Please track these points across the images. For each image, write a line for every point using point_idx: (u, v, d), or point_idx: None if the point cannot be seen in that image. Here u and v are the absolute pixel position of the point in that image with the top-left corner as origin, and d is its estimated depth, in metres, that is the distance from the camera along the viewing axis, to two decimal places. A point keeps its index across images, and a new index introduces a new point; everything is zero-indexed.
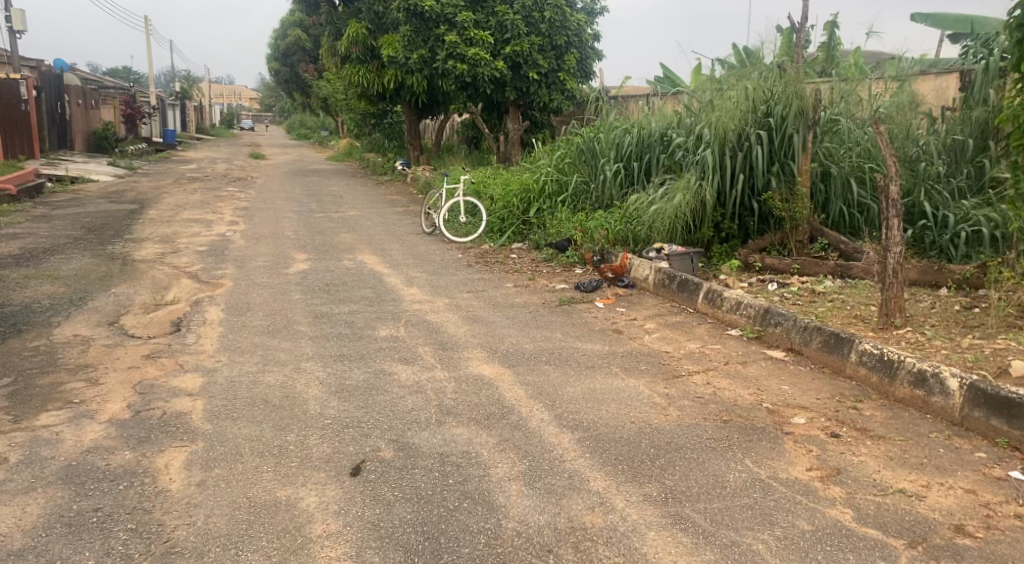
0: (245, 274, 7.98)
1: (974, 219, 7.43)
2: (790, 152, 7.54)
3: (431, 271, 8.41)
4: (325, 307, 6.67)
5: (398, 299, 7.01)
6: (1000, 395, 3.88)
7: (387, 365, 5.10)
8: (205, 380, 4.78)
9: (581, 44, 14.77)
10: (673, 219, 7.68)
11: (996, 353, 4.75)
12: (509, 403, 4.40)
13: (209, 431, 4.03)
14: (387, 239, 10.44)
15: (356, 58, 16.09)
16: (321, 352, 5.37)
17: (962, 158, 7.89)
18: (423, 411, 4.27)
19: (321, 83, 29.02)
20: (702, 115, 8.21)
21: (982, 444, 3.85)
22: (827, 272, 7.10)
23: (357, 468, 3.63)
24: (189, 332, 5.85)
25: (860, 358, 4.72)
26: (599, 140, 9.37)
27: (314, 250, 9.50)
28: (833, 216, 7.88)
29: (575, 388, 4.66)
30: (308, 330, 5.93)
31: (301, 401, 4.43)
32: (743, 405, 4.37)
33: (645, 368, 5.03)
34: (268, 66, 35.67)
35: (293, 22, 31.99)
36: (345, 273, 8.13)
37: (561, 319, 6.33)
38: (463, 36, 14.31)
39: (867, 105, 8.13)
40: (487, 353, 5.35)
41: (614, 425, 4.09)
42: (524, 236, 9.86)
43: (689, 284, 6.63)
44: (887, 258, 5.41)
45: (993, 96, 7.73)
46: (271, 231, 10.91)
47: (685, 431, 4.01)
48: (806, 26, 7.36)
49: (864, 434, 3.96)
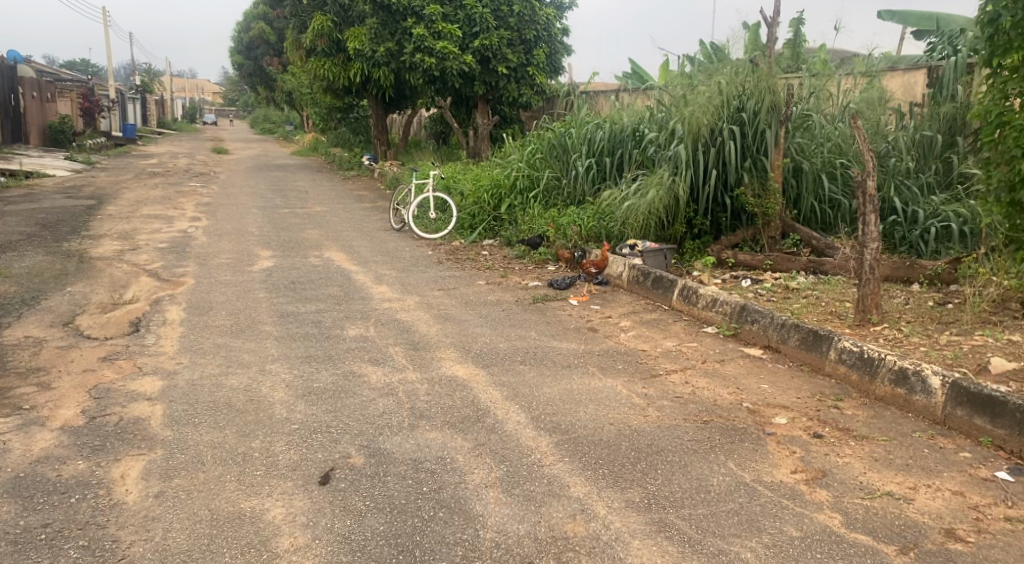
0: (208, 272, 7.74)
1: (943, 215, 7.45)
2: (762, 148, 7.48)
3: (401, 268, 8.22)
4: (292, 306, 6.47)
5: (367, 297, 6.83)
6: (983, 393, 3.82)
7: (357, 366, 4.93)
8: (165, 383, 4.56)
9: (550, 39, 14.78)
10: (647, 215, 7.58)
11: (973, 350, 4.71)
12: (484, 405, 4.26)
13: (169, 438, 3.83)
14: (355, 236, 10.22)
15: (322, 51, 15.79)
16: (287, 353, 5.18)
17: (930, 154, 7.91)
18: (395, 415, 4.11)
19: (286, 77, 28.55)
20: (674, 110, 8.14)
21: (966, 443, 3.78)
22: (800, 268, 7.07)
23: (326, 476, 3.46)
24: (148, 332, 5.62)
25: (839, 355, 4.64)
26: (571, 136, 9.26)
27: (279, 247, 9.26)
28: (804, 212, 7.82)
29: (552, 388, 4.54)
30: (274, 330, 5.73)
31: (266, 406, 4.24)
32: (723, 405, 4.27)
33: (622, 367, 4.92)
34: (232, 59, 35.07)
35: (256, 14, 31.45)
36: (311, 271, 7.92)
37: (535, 317, 6.19)
38: (431, 29, 14.10)
39: (838, 101, 8.11)
40: (460, 353, 5.20)
41: (593, 427, 3.96)
42: (495, 232, 9.71)
43: (664, 280, 6.53)
44: (864, 254, 5.37)
45: (962, 92, 7.79)
46: (235, 227, 10.64)
47: (665, 433, 3.90)
48: (778, 21, 7.31)
49: (848, 434, 3.88)
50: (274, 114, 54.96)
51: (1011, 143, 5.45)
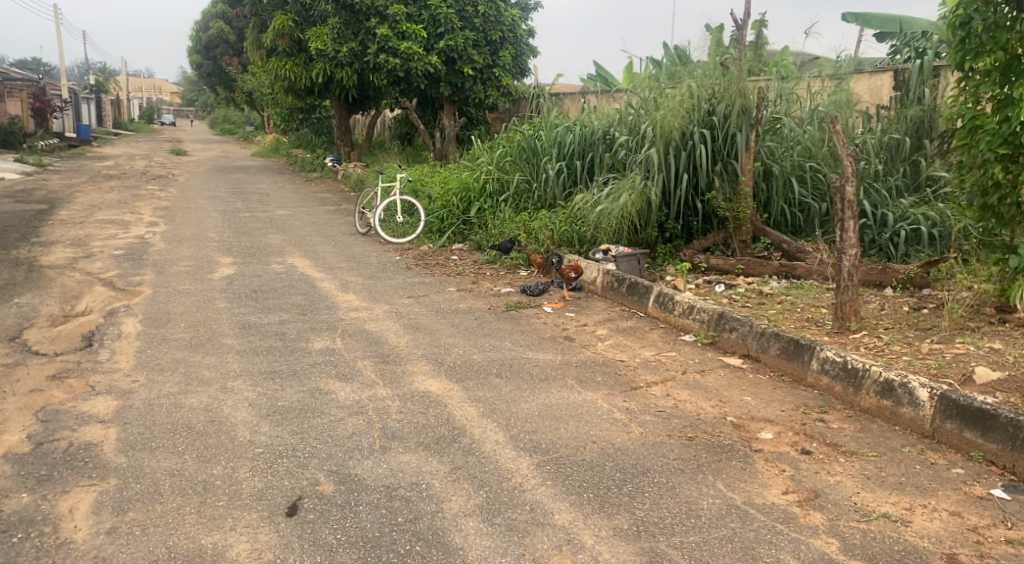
0: (166, 280, 7.43)
1: (912, 218, 7.39)
2: (733, 151, 7.37)
3: (368, 274, 7.98)
4: (254, 317, 6.20)
5: (333, 307, 6.59)
6: (973, 406, 3.72)
7: (324, 382, 4.70)
8: (119, 404, 4.29)
9: (515, 40, 14.62)
10: (619, 219, 7.43)
11: (956, 359, 4.63)
12: (459, 423, 4.07)
13: (122, 464, 3.57)
14: (319, 240, 9.93)
15: (282, 51, 15.44)
16: (250, 369, 4.93)
17: (897, 156, 7.87)
18: (365, 436, 3.90)
19: (246, 76, 28.01)
20: (646, 113, 8.02)
21: (956, 459, 3.68)
22: (772, 272, 6.98)
23: (293, 507, 3.25)
24: (102, 347, 5.33)
25: (821, 366, 4.53)
26: (541, 138, 9.10)
27: (240, 253, 8.95)
28: (775, 216, 7.71)
29: (530, 403, 4.35)
30: (236, 343, 5.47)
31: (228, 427, 4.01)
32: (706, 419, 4.13)
33: (601, 380, 4.75)
34: (190, 58, 34.34)
35: (213, 13, 30.80)
36: (274, 278, 7.64)
37: (508, 326, 6.01)
38: (396, 30, 13.83)
39: (808, 104, 8.03)
40: (432, 366, 4.99)
41: (575, 446, 3.79)
42: (464, 236, 9.52)
43: (639, 287, 6.39)
44: (842, 261, 5.26)
45: (929, 95, 7.79)
46: (194, 232, 10.29)
47: (650, 451, 3.75)
48: (748, 23, 7.22)
49: (836, 450, 3.77)
50: (234, 114, 54.01)
51: (984, 147, 5.39)
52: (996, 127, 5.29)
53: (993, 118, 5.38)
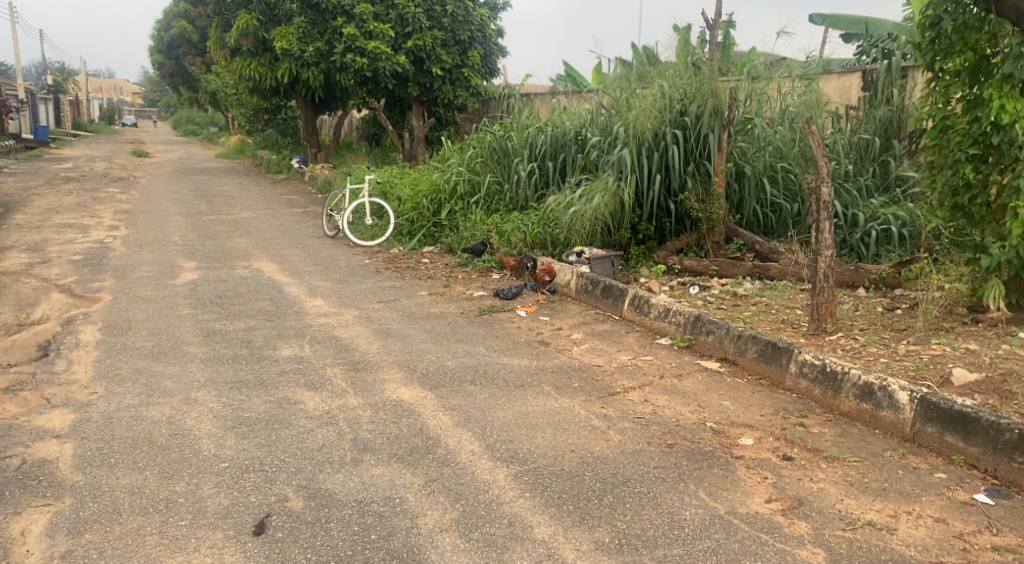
0: (127, 286, 7.19)
1: (883, 218, 7.39)
2: (705, 152, 7.32)
3: (337, 278, 7.82)
4: (218, 324, 6.02)
5: (301, 313, 6.41)
6: (953, 409, 3.68)
7: (292, 391, 4.55)
8: (76, 417, 4.10)
9: (484, 40, 14.51)
10: (593, 221, 7.35)
11: (934, 361, 4.60)
12: (434, 433, 3.95)
13: (79, 482, 3.40)
14: (286, 244, 9.73)
15: (247, 51, 15.17)
16: (215, 379, 4.75)
17: (867, 157, 7.89)
18: (336, 448, 3.78)
19: (210, 76, 27.55)
20: (617, 114, 7.95)
21: (938, 463, 3.64)
22: (745, 273, 6.94)
23: (260, 525, 3.10)
24: (58, 357, 5.11)
25: (800, 369, 4.48)
26: (512, 139, 9.00)
27: (205, 257, 8.73)
28: (747, 217, 7.68)
29: (506, 411, 4.24)
30: (200, 352, 5.29)
31: (191, 440, 3.84)
32: (686, 426, 4.05)
33: (578, 386, 4.66)
34: (151, 58, 33.72)
35: (175, 12, 30.25)
36: (240, 283, 7.44)
37: (482, 331, 5.90)
38: (362, 29, 13.64)
39: (778, 104, 7.99)
40: (404, 374, 4.86)
41: (553, 456, 3.69)
42: (435, 239, 9.38)
43: (613, 289, 6.32)
44: (818, 262, 5.22)
45: (897, 96, 7.82)
46: (156, 236, 10.04)
47: (630, 459, 3.66)
48: (718, 22, 7.18)
49: (818, 455, 3.71)
50: (198, 115, 53.22)
51: (954, 147, 5.39)
52: (966, 127, 5.29)
53: (964, 118, 5.38)
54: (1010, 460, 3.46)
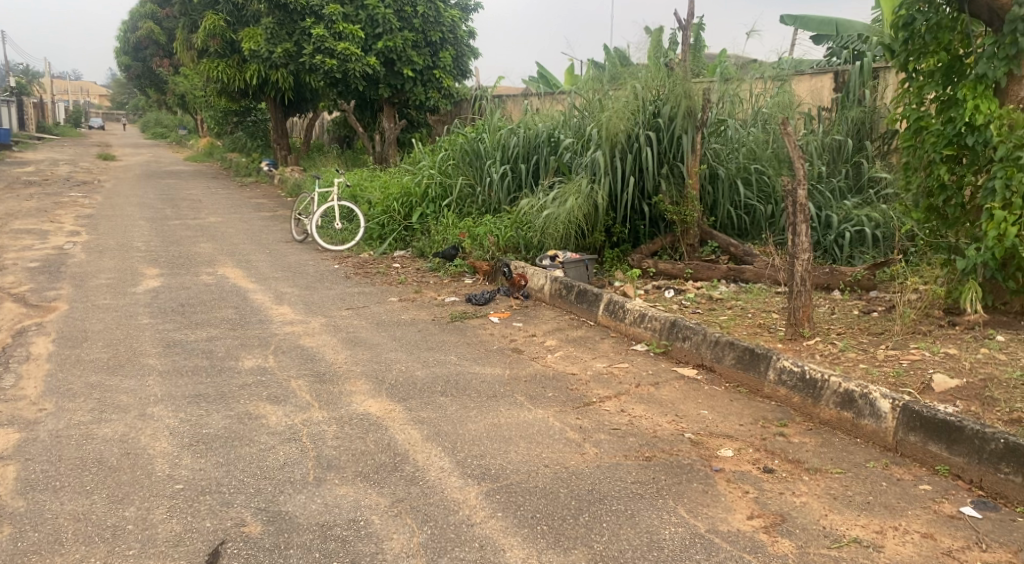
0: (84, 295, 6.93)
1: (856, 219, 7.32)
2: (679, 154, 7.22)
3: (304, 284, 7.61)
4: (179, 334, 5.79)
5: (266, 321, 6.20)
6: (937, 418, 3.58)
7: (254, 405, 4.35)
8: (22, 437, 3.88)
9: (456, 41, 14.33)
10: (566, 224, 7.21)
11: (914, 366, 4.51)
12: (402, 449, 3.79)
13: (19, 509, 3.19)
14: (253, 249, 9.49)
15: (214, 52, 14.89)
16: (172, 393, 4.54)
17: (839, 158, 7.83)
18: (298, 467, 3.60)
19: (177, 78, 27.06)
20: (590, 115, 7.82)
21: (922, 473, 3.53)
22: (720, 276, 6.84)
23: (214, 553, 2.94)
24: (7, 371, 4.87)
25: (778, 376, 4.36)
26: (484, 141, 8.85)
27: (167, 264, 8.47)
28: (721, 218, 7.57)
29: (477, 424, 4.08)
30: (158, 363, 5.07)
31: (144, 460, 3.64)
32: (664, 437, 3.92)
33: (552, 396, 4.50)
34: (117, 60, 33.06)
35: (140, 14, 29.69)
36: (203, 291, 7.20)
37: (453, 338, 5.73)
38: (332, 30, 13.45)
39: (751, 105, 7.88)
40: (372, 385, 4.67)
41: (527, 472, 3.53)
42: (406, 243, 9.20)
43: (588, 294, 6.18)
44: (795, 265, 5.11)
45: (869, 96, 7.77)
46: (118, 242, 9.74)
47: (606, 474, 3.51)
48: (691, 22, 7.08)
49: (800, 467, 3.59)
50: (166, 118, 52.41)
51: (929, 148, 5.30)
52: (940, 128, 5.21)
53: (937, 119, 5.29)
54: (996, 470, 3.36)
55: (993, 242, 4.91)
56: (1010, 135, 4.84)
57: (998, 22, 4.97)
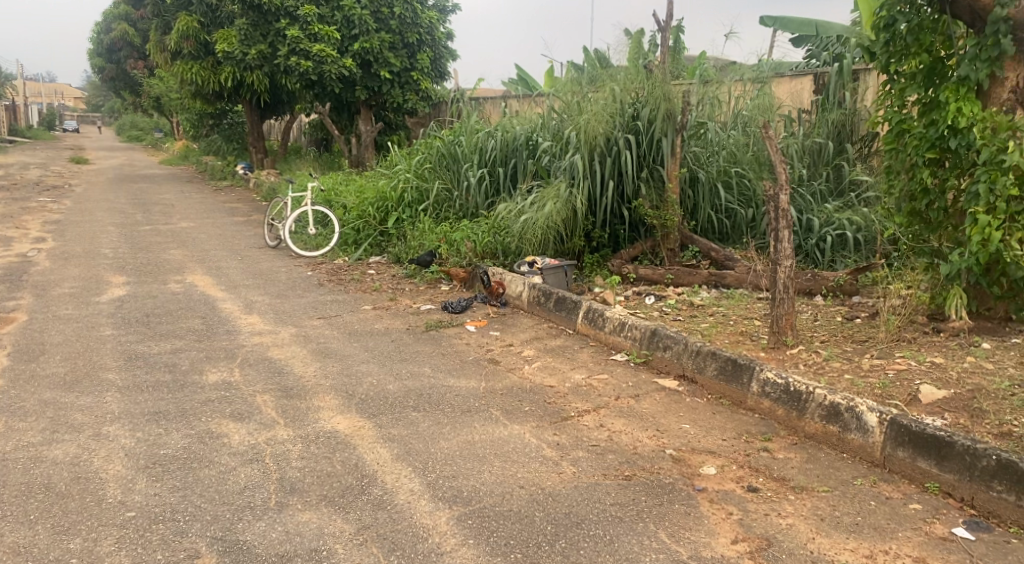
0: (44, 305, 6.68)
1: (838, 223, 7.19)
2: (659, 157, 7.09)
3: (275, 292, 7.40)
4: (141, 346, 5.57)
5: (234, 332, 5.99)
6: (926, 433, 3.44)
7: (216, 423, 4.15)
8: None
9: (433, 43, 14.12)
10: (545, 229, 7.04)
11: (900, 377, 4.38)
12: (370, 470, 3.62)
13: None
14: (224, 255, 9.25)
15: (187, 54, 14.63)
16: (131, 410, 4.33)
17: (820, 161, 7.73)
18: (259, 490, 3.43)
19: (152, 80, 26.62)
20: (569, 118, 7.67)
21: (911, 491, 3.40)
22: (701, 282, 6.71)
23: None
24: None
25: (762, 388, 4.22)
26: (461, 144, 8.69)
27: (134, 271, 8.23)
28: (702, 223, 7.43)
29: (450, 441, 3.91)
30: (118, 378, 4.86)
31: (95, 485, 3.46)
32: (644, 454, 3.76)
33: (529, 410, 4.34)
34: (91, 63, 32.53)
35: (114, 15, 29.24)
36: (169, 300, 6.98)
37: (428, 349, 5.55)
38: (307, 32, 13.23)
39: (730, 108, 7.76)
40: (341, 400, 4.48)
41: (500, 494, 3.38)
42: (382, 248, 9.00)
43: (567, 302, 6.03)
44: (777, 272, 4.98)
45: (848, 98, 7.68)
46: (85, 249, 9.46)
47: (584, 495, 3.37)
48: (670, 23, 6.96)
49: (785, 485, 3.45)
50: (143, 121, 51.70)
51: (912, 151, 5.18)
52: (923, 131, 5.09)
53: (920, 122, 5.17)
54: (988, 488, 3.23)
55: (977, 247, 4.78)
56: (994, 138, 4.73)
57: (980, 22, 4.84)
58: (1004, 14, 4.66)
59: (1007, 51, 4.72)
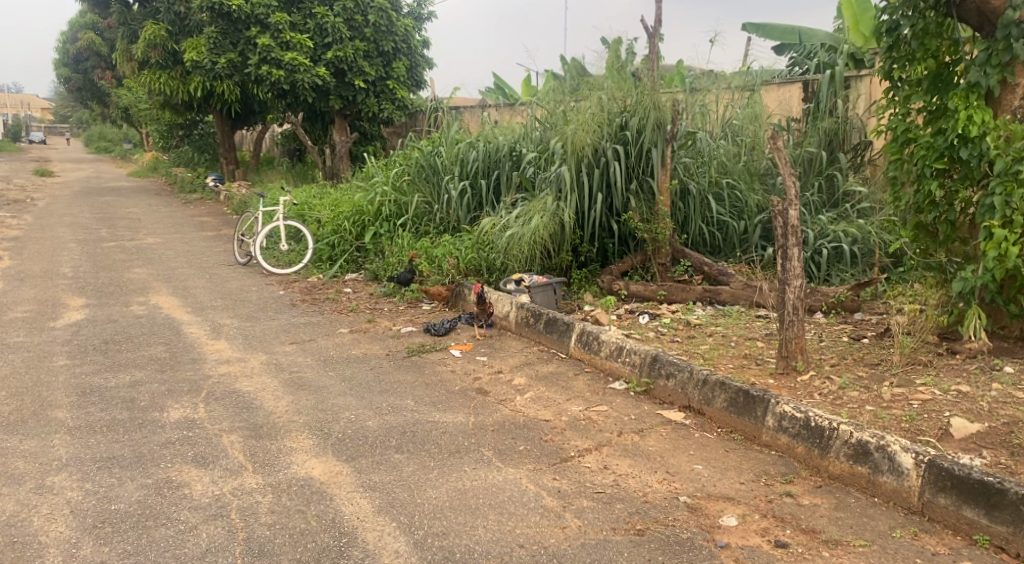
0: None
1: (833, 235, 6.84)
2: (649, 169, 6.72)
3: (245, 314, 6.94)
4: (97, 378, 5.10)
5: (201, 360, 5.54)
6: (972, 478, 3.11)
7: (176, 471, 3.70)
8: None
9: (409, 51, 13.70)
10: (531, 244, 6.65)
11: (927, 409, 4.02)
12: (350, 526, 3.21)
13: None
14: (191, 274, 8.75)
15: (154, 63, 14.09)
16: (81, 455, 3.89)
17: (811, 171, 7.39)
18: (223, 555, 3.03)
19: (121, 91, 25.88)
20: (553, 128, 7.31)
21: (958, 544, 3.07)
22: (694, 299, 6.36)
23: None
24: None
25: (778, 423, 3.85)
26: (440, 155, 8.31)
27: (95, 293, 7.72)
28: (693, 236, 7.05)
29: (440, 489, 3.51)
30: (69, 417, 4.40)
31: (32, 553, 3.05)
32: (655, 501, 3.39)
33: (524, 450, 3.94)
34: (58, 73, 31.71)
35: (83, 24, 28.72)
36: (130, 325, 6.50)
37: (410, 378, 5.13)
38: (278, 39, 12.76)
39: (719, 116, 7.42)
40: (317, 441, 4.05)
41: (497, 557, 3.02)
42: (359, 264, 8.56)
43: (558, 324, 5.64)
44: (786, 293, 4.61)
45: (840, 106, 7.38)
46: (42, 268, 8.92)
47: (594, 556, 3.01)
48: (657, 28, 6.65)
49: (816, 539, 3.10)
50: (112, 132, 50.58)
51: (919, 162, 4.83)
52: (930, 141, 4.74)
53: (926, 130, 4.82)
54: None
55: (993, 264, 4.43)
56: (1009, 146, 4.39)
57: (989, 26, 4.53)
58: (1015, 18, 4.31)
59: (1019, 56, 4.37)
